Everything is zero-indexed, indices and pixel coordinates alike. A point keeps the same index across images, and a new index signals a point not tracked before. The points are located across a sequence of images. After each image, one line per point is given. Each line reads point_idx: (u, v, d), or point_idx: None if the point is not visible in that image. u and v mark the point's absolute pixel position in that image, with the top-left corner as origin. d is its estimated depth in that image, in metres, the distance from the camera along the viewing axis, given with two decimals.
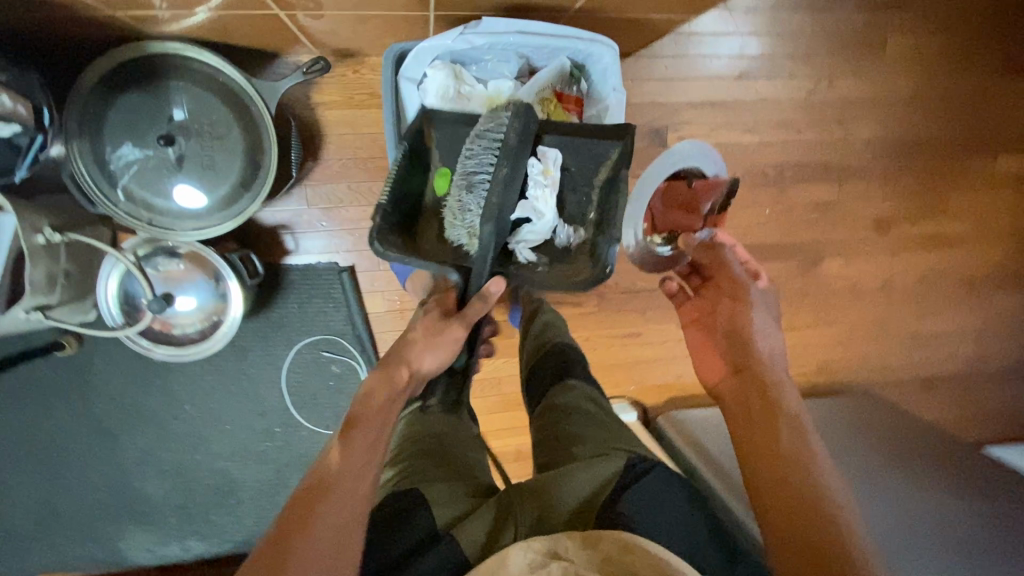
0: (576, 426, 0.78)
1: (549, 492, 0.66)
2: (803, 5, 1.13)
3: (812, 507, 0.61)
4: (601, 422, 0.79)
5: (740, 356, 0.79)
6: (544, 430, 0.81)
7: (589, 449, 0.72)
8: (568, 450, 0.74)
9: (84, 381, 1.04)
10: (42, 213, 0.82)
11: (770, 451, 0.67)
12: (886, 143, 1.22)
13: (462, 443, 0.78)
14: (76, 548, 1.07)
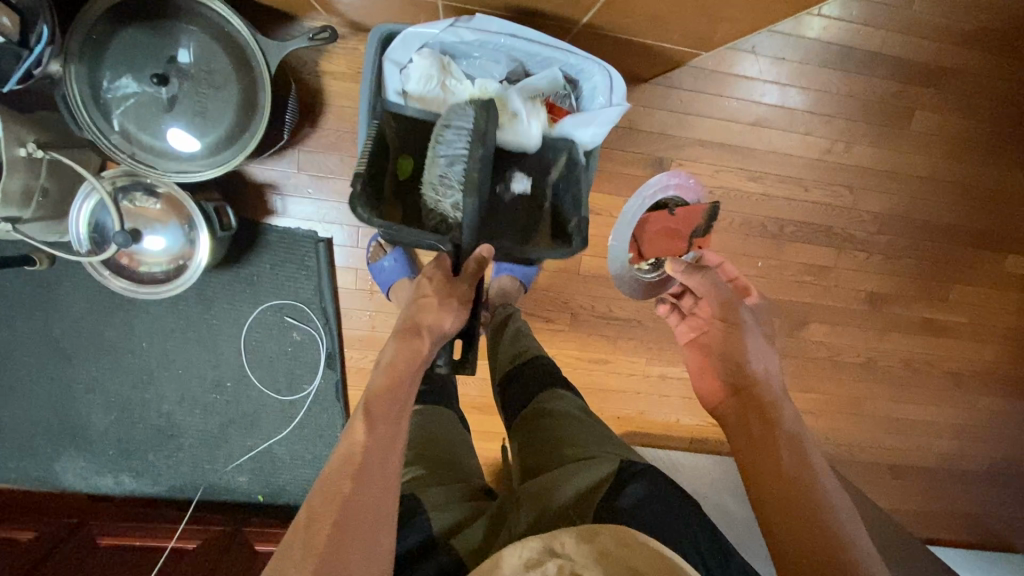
0: (564, 432, 0.78)
1: (544, 493, 0.65)
2: (833, 64, 1.10)
3: (836, 552, 0.53)
4: (590, 427, 0.79)
5: (735, 375, 0.72)
6: (530, 440, 0.80)
7: (579, 452, 0.72)
8: (558, 454, 0.74)
9: (49, 299, 1.05)
10: (29, 128, 0.83)
11: (780, 482, 0.59)
12: (895, 218, 1.18)
13: (460, 459, 0.82)
14: (10, 460, 1.08)
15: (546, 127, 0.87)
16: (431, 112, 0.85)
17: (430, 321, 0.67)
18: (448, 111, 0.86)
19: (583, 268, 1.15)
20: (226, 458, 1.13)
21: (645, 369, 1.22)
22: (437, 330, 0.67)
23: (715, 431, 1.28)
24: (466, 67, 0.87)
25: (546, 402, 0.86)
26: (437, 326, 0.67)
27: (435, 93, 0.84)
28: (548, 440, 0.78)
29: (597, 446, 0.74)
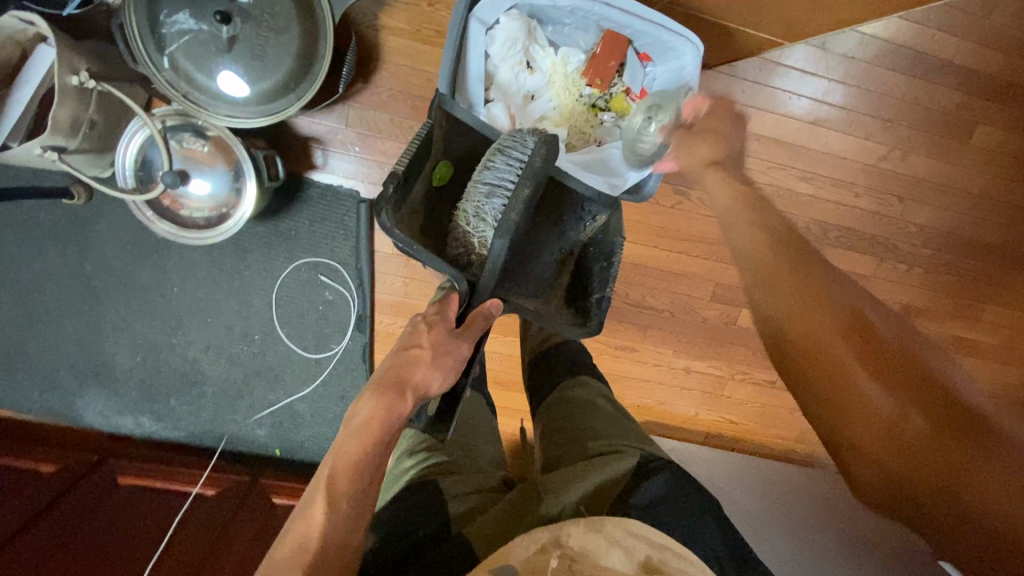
0: (584, 424, 0.77)
1: (567, 484, 0.65)
2: (900, 68, 1.08)
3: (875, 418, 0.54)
4: (609, 417, 0.78)
5: (778, 244, 0.68)
6: (551, 431, 0.79)
7: (597, 446, 0.72)
8: (578, 447, 0.73)
9: (83, 234, 1.04)
10: (82, 57, 0.81)
11: (890, 382, 0.54)
12: (941, 232, 1.17)
13: (483, 441, 0.82)
14: (30, 394, 1.07)
15: (621, 103, 0.96)
16: (515, 73, 0.92)
17: (419, 379, 0.58)
18: (531, 75, 0.93)
19: (621, 253, 1.13)
20: (247, 410, 1.13)
21: (671, 361, 1.22)
22: (422, 391, 0.58)
23: (732, 428, 1.27)
24: (552, 33, 0.95)
25: (568, 391, 0.83)
26: (424, 388, 0.58)
27: (520, 57, 0.90)
28: (569, 433, 0.77)
29: (619, 436, 0.74)
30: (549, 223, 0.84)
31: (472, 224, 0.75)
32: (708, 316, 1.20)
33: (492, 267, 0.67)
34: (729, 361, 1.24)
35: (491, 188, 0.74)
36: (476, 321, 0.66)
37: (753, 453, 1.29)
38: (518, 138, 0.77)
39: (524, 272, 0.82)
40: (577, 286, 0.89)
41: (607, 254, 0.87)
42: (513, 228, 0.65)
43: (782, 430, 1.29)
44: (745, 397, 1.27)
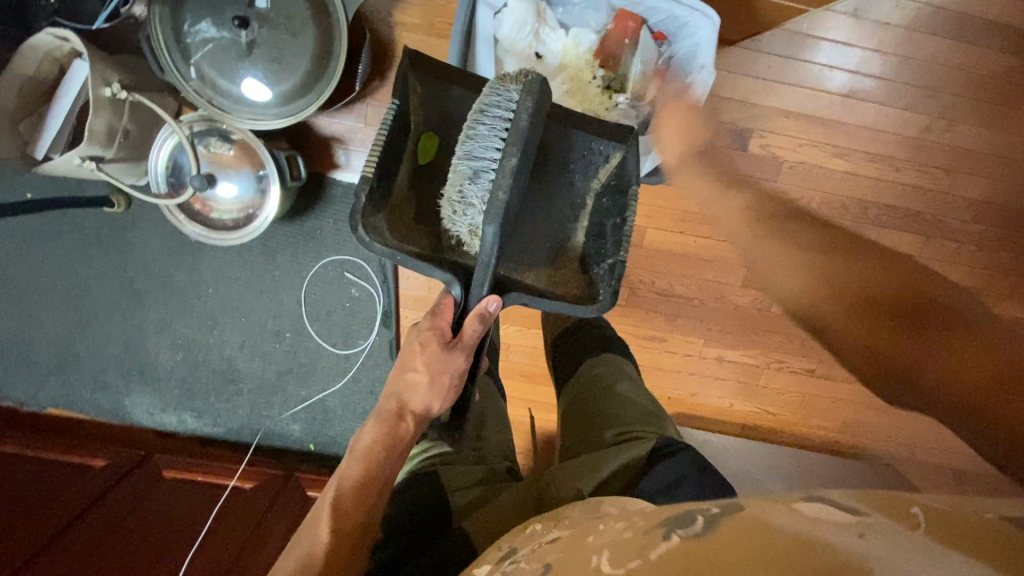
0: (603, 408, 0.75)
1: (586, 471, 0.63)
2: (940, 33, 1.02)
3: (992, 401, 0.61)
4: (628, 405, 0.75)
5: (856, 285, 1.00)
6: (570, 415, 0.78)
7: (616, 433, 0.70)
8: (597, 434, 0.72)
9: (125, 239, 1.10)
10: (115, 69, 0.85)
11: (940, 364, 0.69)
12: (995, 207, 1.09)
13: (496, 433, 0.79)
14: (82, 394, 1.13)
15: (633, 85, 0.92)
16: (523, 57, 0.91)
17: (417, 403, 0.61)
18: (542, 56, 0.92)
19: (646, 240, 1.11)
20: (282, 406, 1.16)
21: (703, 350, 1.18)
22: (423, 413, 0.62)
23: (770, 421, 1.22)
24: (562, 15, 0.96)
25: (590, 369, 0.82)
26: (424, 412, 0.62)
27: (529, 40, 0.91)
28: (586, 416, 0.75)
29: (638, 423, 0.71)
30: (555, 178, 0.79)
31: (456, 213, 0.70)
32: (740, 303, 1.16)
33: (484, 264, 0.62)
34: (765, 350, 1.19)
35: (474, 170, 0.67)
36: (468, 326, 0.62)
37: (794, 446, 1.22)
38: (502, 89, 0.66)
39: (527, 237, 0.79)
40: (593, 246, 0.81)
41: (619, 208, 0.79)
42: (504, 210, 0.60)
43: (826, 422, 1.23)
44: (783, 387, 1.21)
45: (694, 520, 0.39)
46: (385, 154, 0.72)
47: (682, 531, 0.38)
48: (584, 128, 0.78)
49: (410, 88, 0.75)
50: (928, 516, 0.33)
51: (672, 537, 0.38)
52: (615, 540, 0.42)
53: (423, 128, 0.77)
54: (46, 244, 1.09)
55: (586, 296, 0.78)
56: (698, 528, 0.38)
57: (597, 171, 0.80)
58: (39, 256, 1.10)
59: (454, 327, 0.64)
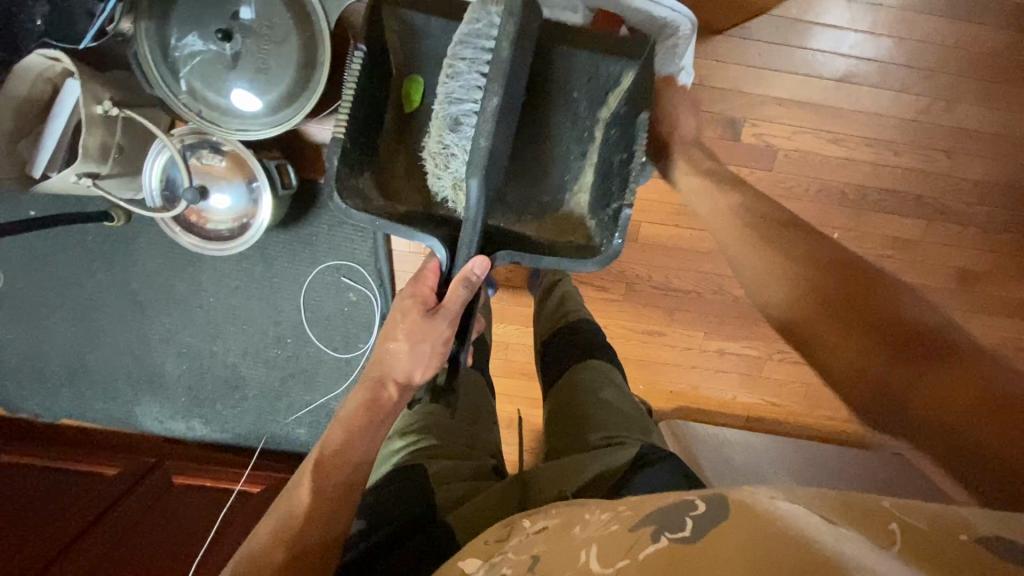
0: (589, 410, 0.75)
1: (569, 475, 0.64)
2: (937, 12, 0.99)
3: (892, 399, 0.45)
4: (615, 409, 0.75)
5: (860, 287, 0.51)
6: (556, 415, 0.78)
7: (600, 437, 0.70)
8: (581, 437, 0.72)
9: (127, 252, 1.12)
10: (106, 87, 0.86)
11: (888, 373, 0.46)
12: (999, 187, 1.06)
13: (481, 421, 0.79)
14: (94, 404, 1.16)
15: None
16: None
17: (399, 370, 0.63)
18: None
19: (641, 234, 1.11)
20: (286, 410, 1.18)
21: (703, 343, 1.17)
22: (405, 381, 0.63)
23: (773, 411, 1.21)
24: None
25: (575, 373, 0.82)
26: (406, 379, 0.63)
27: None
28: (572, 416, 0.76)
29: (622, 428, 0.71)
30: (564, 113, 0.80)
31: (442, 167, 0.75)
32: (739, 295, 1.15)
33: (472, 222, 0.63)
34: (766, 341, 1.18)
35: (455, 118, 0.72)
36: (453, 289, 0.62)
37: (799, 436, 1.21)
38: (484, 11, 0.69)
39: (528, 177, 0.81)
40: (600, 185, 0.80)
41: (625, 144, 0.75)
42: (486, 157, 0.60)
43: (832, 411, 1.21)
44: (786, 377, 1.20)
45: (683, 519, 0.38)
46: (364, 104, 0.71)
47: (670, 530, 0.37)
48: (584, 47, 0.74)
49: (387, 26, 0.72)
50: (906, 525, 0.33)
51: (659, 537, 0.37)
52: (600, 534, 0.41)
53: (411, 73, 0.78)
54: (52, 260, 1.12)
55: (588, 245, 0.78)
56: (686, 530, 0.37)
57: (610, 94, 0.78)
58: (46, 272, 1.13)
59: (439, 292, 0.65)
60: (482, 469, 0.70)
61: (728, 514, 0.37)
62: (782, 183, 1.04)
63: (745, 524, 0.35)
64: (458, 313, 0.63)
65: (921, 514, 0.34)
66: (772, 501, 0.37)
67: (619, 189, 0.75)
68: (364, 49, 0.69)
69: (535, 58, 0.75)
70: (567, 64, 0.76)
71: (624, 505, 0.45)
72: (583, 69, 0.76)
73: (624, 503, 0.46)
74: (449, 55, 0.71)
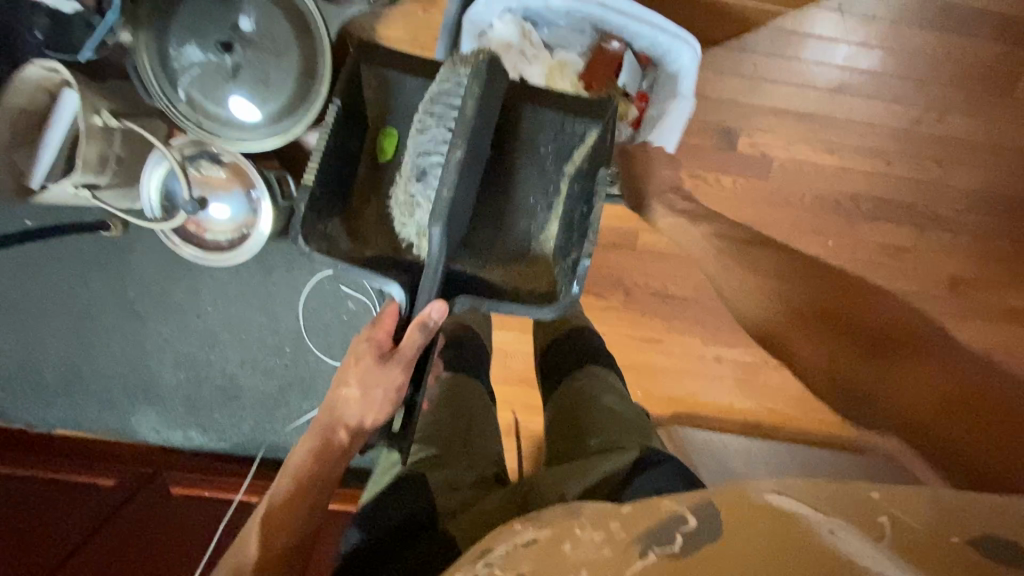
0: (589, 418, 0.75)
1: (571, 480, 0.64)
2: (927, 24, 1.01)
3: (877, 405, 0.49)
4: (614, 416, 0.75)
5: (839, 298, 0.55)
6: (557, 423, 0.79)
7: (601, 442, 0.70)
8: (582, 445, 0.72)
9: (123, 261, 1.11)
10: (103, 97, 0.86)
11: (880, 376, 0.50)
12: (989, 196, 1.08)
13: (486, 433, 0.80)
14: (89, 414, 1.15)
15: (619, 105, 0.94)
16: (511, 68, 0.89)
17: (351, 417, 0.64)
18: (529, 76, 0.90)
19: (638, 243, 1.12)
20: (284, 418, 1.17)
21: (700, 350, 1.18)
22: (355, 426, 0.64)
23: (770, 417, 1.22)
24: (548, 36, 0.96)
25: (577, 382, 0.82)
26: (358, 424, 0.64)
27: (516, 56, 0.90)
28: (571, 424, 0.77)
29: (623, 433, 0.72)
30: (532, 166, 0.79)
31: (408, 216, 0.74)
32: None
33: (434, 265, 0.65)
34: (762, 347, 1.19)
35: (423, 168, 0.71)
36: (409, 333, 0.63)
37: (795, 441, 1.22)
38: (452, 73, 0.69)
39: (493, 224, 0.79)
40: (565, 238, 0.78)
41: (587, 198, 0.75)
42: (448, 207, 0.62)
43: (827, 417, 1.23)
44: (782, 383, 1.21)
45: (672, 532, 0.43)
46: (336, 157, 0.74)
47: (660, 545, 0.43)
48: (547, 104, 0.76)
49: (364, 81, 0.76)
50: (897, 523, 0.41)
51: (649, 551, 0.43)
52: (598, 560, 0.43)
53: (388, 124, 0.78)
54: (46, 269, 1.11)
55: (552, 294, 0.77)
56: (675, 545, 0.43)
57: (575, 148, 0.78)
58: (41, 282, 1.12)
59: (396, 336, 0.66)
60: (481, 477, 0.71)
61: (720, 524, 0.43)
62: (778, 191, 1.05)
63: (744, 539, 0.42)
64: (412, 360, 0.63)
65: (907, 509, 0.41)
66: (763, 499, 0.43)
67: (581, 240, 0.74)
68: (341, 103, 0.73)
69: (502, 112, 0.76)
70: (531, 121, 0.77)
71: (625, 518, 0.46)
72: (545, 129, 0.77)
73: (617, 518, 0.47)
74: (424, 108, 0.72)
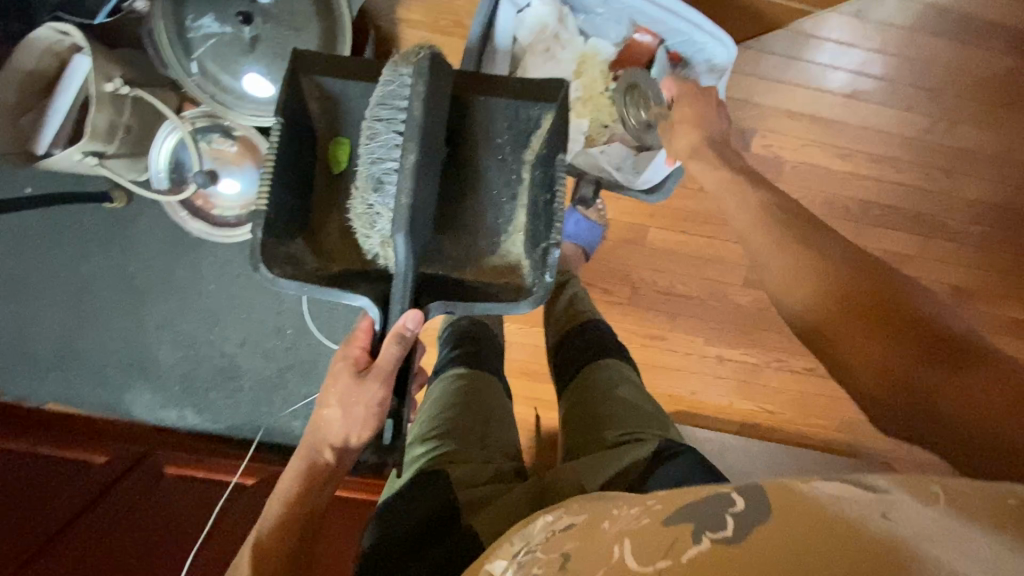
0: (604, 409, 0.75)
1: (590, 471, 0.64)
2: (940, 34, 1.03)
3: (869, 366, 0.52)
4: (629, 406, 0.75)
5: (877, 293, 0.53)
6: (571, 414, 0.79)
7: (618, 434, 0.70)
8: (597, 434, 0.72)
9: (125, 235, 1.09)
10: (116, 65, 0.85)
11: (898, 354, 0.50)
12: (994, 208, 1.09)
13: (504, 421, 0.78)
14: (82, 389, 1.12)
15: (644, 100, 0.97)
16: (541, 58, 0.94)
17: (335, 435, 0.63)
18: (558, 66, 0.95)
19: (647, 239, 1.12)
20: (283, 402, 1.16)
21: (703, 349, 1.18)
22: (341, 443, 0.63)
23: (770, 420, 1.22)
24: (583, 22, 0.98)
25: (589, 374, 0.82)
26: (342, 441, 0.63)
27: (548, 41, 0.94)
28: (586, 414, 0.76)
29: (639, 424, 0.72)
30: (493, 158, 0.78)
31: (368, 227, 0.76)
32: (740, 302, 1.17)
33: (402, 278, 0.65)
34: (765, 349, 1.20)
35: (378, 178, 0.71)
36: (385, 348, 0.62)
37: (792, 444, 1.23)
38: (394, 74, 0.66)
39: (461, 223, 0.79)
40: (531, 226, 0.78)
41: (549, 184, 0.74)
42: (407, 213, 0.62)
43: (824, 421, 1.23)
44: (782, 386, 1.21)
45: (723, 516, 0.37)
46: (286, 181, 0.72)
47: (710, 529, 0.37)
48: (502, 94, 0.72)
49: (306, 93, 0.72)
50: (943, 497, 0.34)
51: (701, 537, 0.37)
52: (634, 527, 0.40)
53: (337, 135, 0.77)
54: (44, 239, 1.09)
55: (523, 287, 0.78)
56: (728, 529, 0.36)
57: (534, 137, 0.76)
58: (38, 252, 1.09)
59: (371, 351, 0.67)
60: (503, 473, 0.69)
61: (769, 507, 0.37)
62: (789, 193, 1.05)
63: (799, 520, 0.35)
64: (389, 371, 0.62)
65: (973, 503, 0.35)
66: (809, 486, 0.37)
67: (546, 229, 0.73)
68: (281, 122, 0.69)
69: (451, 111, 0.73)
70: (481, 112, 0.73)
71: (653, 499, 0.43)
72: (491, 125, 0.75)
73: (653, 497, 0.44)
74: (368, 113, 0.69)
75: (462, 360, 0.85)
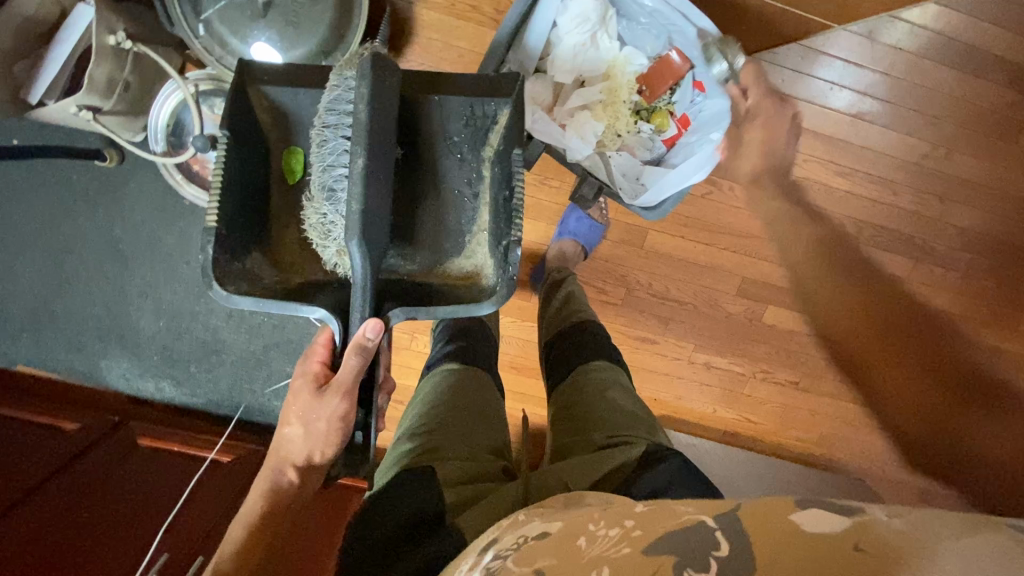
0: (594, 412, 0.74)
1: (581, 472, 0.63)
2: (946, 63, 1.05)
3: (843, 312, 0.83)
4: (618, 409, 0.74)
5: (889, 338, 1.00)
6: (562, 415, 0.78)
7: (606, 436, 0.69)
8: (587, 437, 0.71)
9: (112, 196, 1.06)
10: (119, 17, 0.82)
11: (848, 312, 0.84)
12: (983, 237, 1.12)
13: (493, 420, 0.76)
14: (55, 353, 1.08)
15: (661, 118, 0.99)
16: (573, 49, 0.94)
17: (302, 448, 0.62)
18: (590, 62, 0.96)
19: (646, 242, 1.12)
20: (265, 380, 1.13)
21: (691, 355, 1.19)
22: (309, 453, 0.62)
23: (751, 429, 1.23)
24: (623, 28, 0.99)
25: (579, 378, 0.81)
26: (310, 453, 0.62)
27: (585, 37, 0.94)
28: (575, 418, 0.75)
29: (628, 427, 0.71)
30: (453, 159, 0.76)
31: (323, 237, 0.71)
32: (733, 311, 1.17)
33: (361, 289, 0.62)
34: (752, 359, 1.20)
35: (332, 185, 0.68)
36: (345, 359, 0.59)
37: (771, 454, 1.24)
38: (340, 77, 0.65)
39: (425, 228, 0.77)
40: (495, 225, 0.76)
41: (507, 181, 0.72)
42: (360, 216, 0.59)
43: (805, 434, 1.25)
44: (765, 397, 1.22)
45: (705, 559, 0.37)
46: (238, 190, 0.68)
47: (692, 568, 0.36)
48: (455, 91, 0.71)
49: (254, 100, 0.68)
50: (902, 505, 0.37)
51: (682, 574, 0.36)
52: (612, 555, 0.39)
53: (292, 142, 0.73)
54: (26, 194, 1.05)
55: (487, 288, 0.75)
56: (709, 573, 0.36)
57: (493, 135, 0.75)
58: (20, 206, 1.05)
59: (331, 365, 0.64)
60: (488, 471, 0.66)
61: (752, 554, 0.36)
62: None
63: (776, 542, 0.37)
64: (345, 387, 0.60)
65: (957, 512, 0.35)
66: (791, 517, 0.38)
67: (509, 224, 0.71)
68: (227, 134, 0.65)
69: (403, 109, 0.72)
70: (427, 115, 0.73)
71: (631, 520, 0.43)
72: (440, 130, 0.74)
73: (630, 518, 0.43)
74: (315, 126, 0.67)
75: (456, 357, 0.84)
